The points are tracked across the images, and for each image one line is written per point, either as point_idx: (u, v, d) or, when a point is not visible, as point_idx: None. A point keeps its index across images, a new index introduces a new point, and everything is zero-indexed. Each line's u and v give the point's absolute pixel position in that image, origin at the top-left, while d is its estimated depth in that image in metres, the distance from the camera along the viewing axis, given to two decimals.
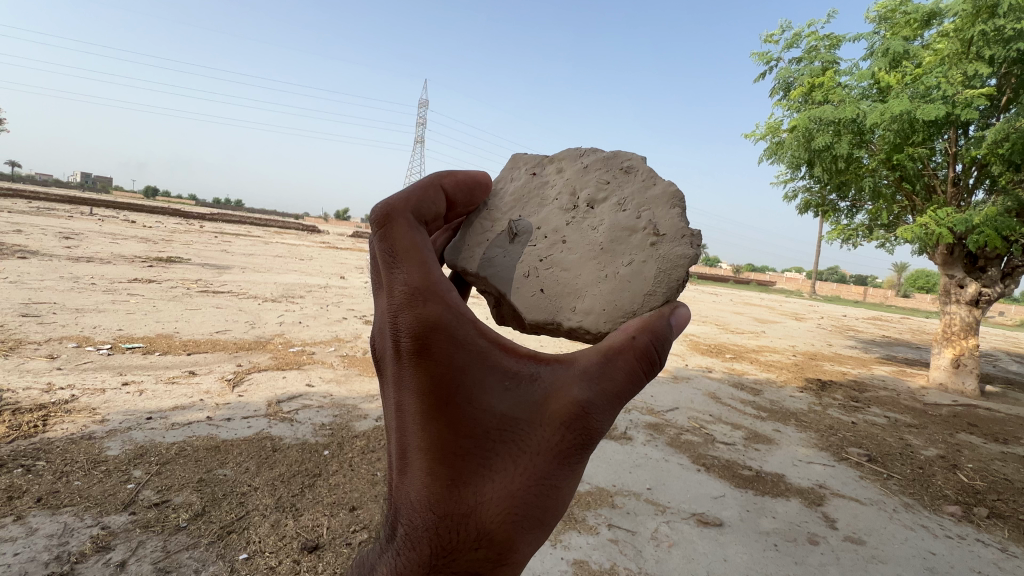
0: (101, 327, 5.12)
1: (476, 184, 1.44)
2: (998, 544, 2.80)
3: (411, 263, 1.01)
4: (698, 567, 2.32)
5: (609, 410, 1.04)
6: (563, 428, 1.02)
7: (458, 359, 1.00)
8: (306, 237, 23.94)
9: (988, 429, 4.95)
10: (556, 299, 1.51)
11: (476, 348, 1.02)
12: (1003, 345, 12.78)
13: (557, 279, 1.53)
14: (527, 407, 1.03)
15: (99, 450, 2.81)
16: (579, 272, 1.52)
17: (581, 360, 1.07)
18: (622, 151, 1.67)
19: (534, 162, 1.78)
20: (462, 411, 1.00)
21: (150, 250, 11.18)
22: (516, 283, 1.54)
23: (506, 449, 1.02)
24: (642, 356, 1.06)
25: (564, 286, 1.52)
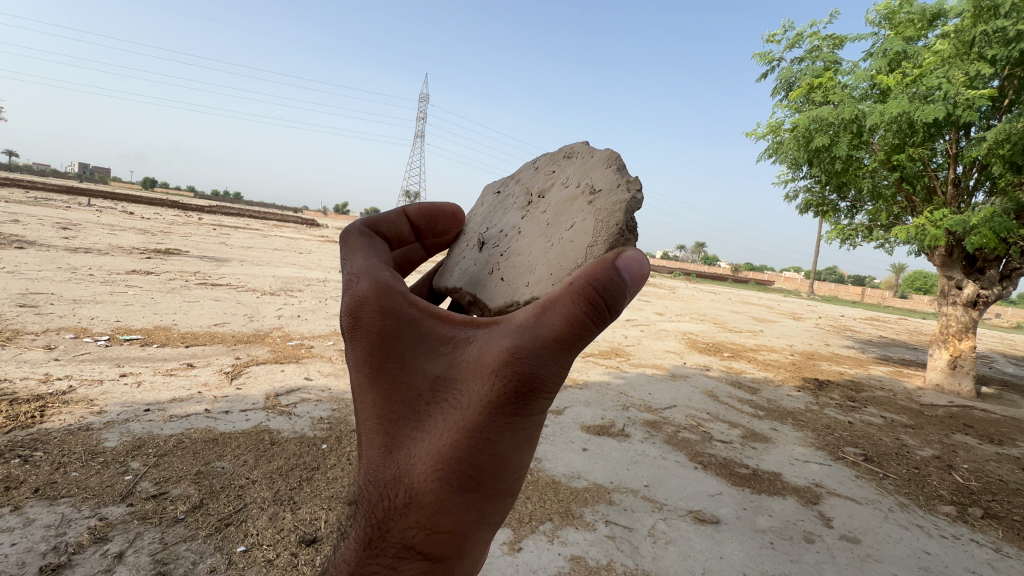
0: (99, 318, 5.11)
1: (439, 212, 1.64)
2: (992, 544, 2.83)
3: (355, 256, 1.17)
4: (694, 564, 2.33)
5: (541, 360, 0.95)
6: (491, 381, 0.96)
7: (386, 325, 1.05)
8: (305, 230, 23.92)
9: (983, 430, 4.98)
10: (512, 280, 1.42)
11: (406, 316, 1.06)
12: (999, 347, 12.85)
13: (514, 264, 1.47)
14: (458, 368, 1.01)
15: (97, 442, 2.80)
16: (532, 252, 1.45)
17: (515, 317, 1.01)
18: (565, 145, 1.72)
19: (498, 185, 1.89)
20: (396, 377, 1.05)
21: (148, 241, 11.15)
22: (481, 280, 1.50)
23: (438, 410, 1.02)
24: (574, 300, 0.96)
25: (519, 268, 1.44)
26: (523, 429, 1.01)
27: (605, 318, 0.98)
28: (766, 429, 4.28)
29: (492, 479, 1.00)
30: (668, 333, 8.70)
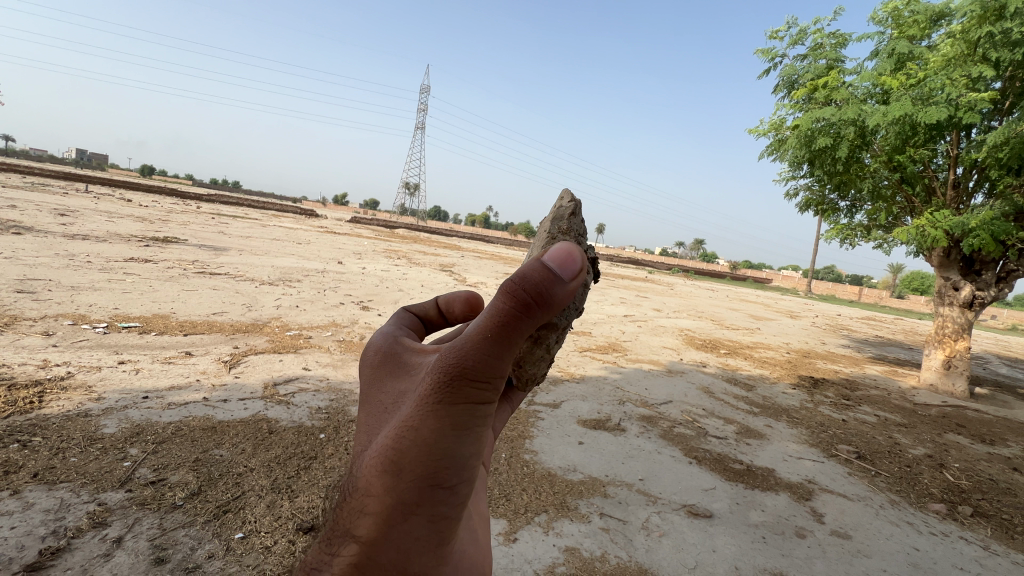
0: (97, 305, 5.11)
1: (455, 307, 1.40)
2: (981, 541, 2.87)
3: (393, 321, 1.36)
4: (687, 557, 2.36)
5: (465, 350, 0.87)
6: (426, 377, 0.91)
7: (376, 358, 1.12)
8: (304, 221, 23.87)
9: (975, 430, 5.03)
10: None
11: (394, 349, 1.13)
12: (993, 348, 12.98)
13: None
14: (414, 378, 0.98)
15: (95, 428, 2.81)
16: None
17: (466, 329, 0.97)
18: None
19: None
20: (369, 400, 1.06)
21: (146, 229, 11.11)
22: None
23: (388, 415, 0.96)
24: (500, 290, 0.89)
25: None
26: (457, 424, 0.89)
27: (539, 303, 0.87)
28: (761, 425, 4.32)
29: (417, 477, 0.86)
30: (666, 329, 8.71)
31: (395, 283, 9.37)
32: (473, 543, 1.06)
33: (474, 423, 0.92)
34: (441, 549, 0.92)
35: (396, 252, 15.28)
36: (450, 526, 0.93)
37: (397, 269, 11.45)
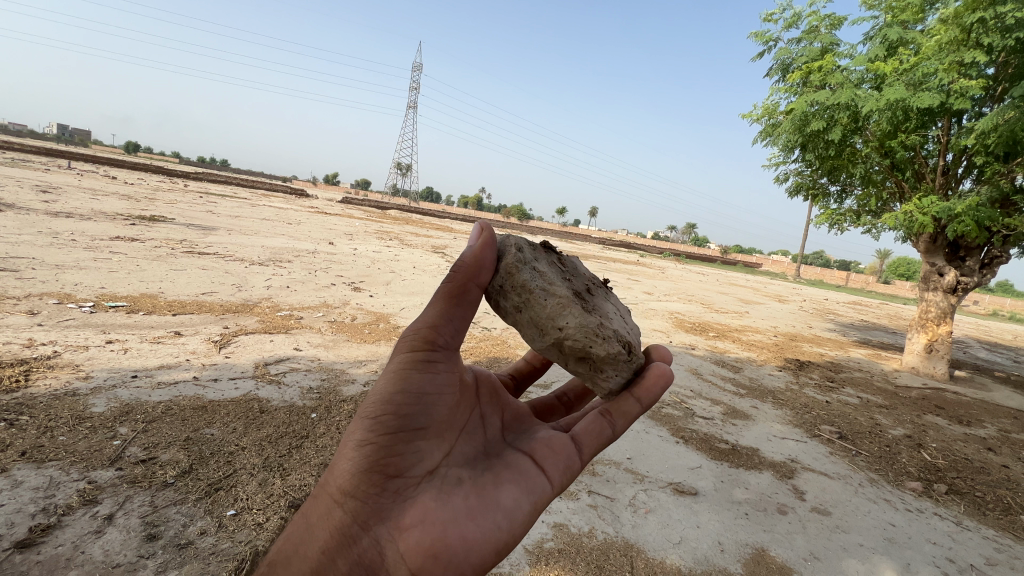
0: (83, 284, 5.03)
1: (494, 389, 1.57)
2: (954, 517, 2.98)
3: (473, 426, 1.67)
4: (672, 532, 2.42)
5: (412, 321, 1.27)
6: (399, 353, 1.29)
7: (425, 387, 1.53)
8: (294, 200, 23.51)
9: (953, 411, 5.18)
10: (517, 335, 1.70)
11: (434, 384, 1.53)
12: (973, 332, 13.33)
13: None
14: None
15: (84, 407, 2.80)
16: None
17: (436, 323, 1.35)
18: None
19: None
20: None
21: (131, 207, 10.89)
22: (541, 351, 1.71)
23: None
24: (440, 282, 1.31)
25: None
26: (393, 370, 1.20)
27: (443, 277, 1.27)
28: (747, 406, 4.41)
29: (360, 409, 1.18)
30: (656, 312, 8.78)
31: (386, 264, 9.32)
32: (444, 504, 1.13)
33: (411, 370, 1.21)
34: (384, 481, 1.12)
35: (387, 233, 15.15)
36: (395, 464, 1.13)
37: (388, 250, 11.37)
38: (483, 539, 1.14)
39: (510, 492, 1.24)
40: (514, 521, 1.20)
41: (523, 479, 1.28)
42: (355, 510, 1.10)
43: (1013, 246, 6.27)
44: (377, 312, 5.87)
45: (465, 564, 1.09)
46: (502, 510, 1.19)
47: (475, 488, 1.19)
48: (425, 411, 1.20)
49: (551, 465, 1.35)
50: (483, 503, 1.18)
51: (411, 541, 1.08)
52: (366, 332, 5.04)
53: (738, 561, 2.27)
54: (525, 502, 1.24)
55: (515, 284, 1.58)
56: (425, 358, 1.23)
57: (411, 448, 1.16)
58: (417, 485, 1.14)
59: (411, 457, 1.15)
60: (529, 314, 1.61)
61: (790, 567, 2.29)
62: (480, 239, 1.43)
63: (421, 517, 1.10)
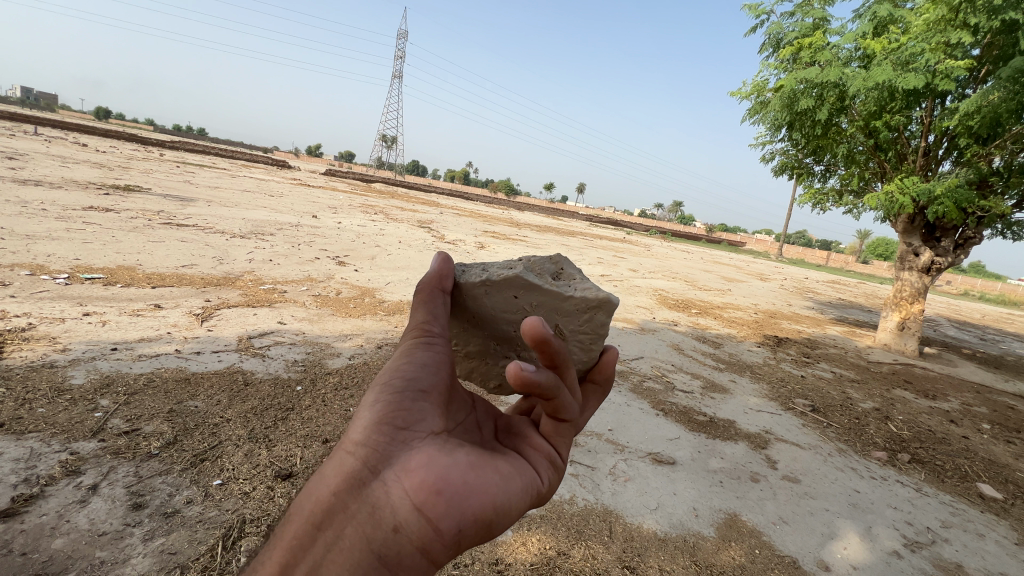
0: (57, 256, 4.89)
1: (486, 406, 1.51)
2: (914, 484, 3.14)
3: None
4: (649, 499, 2.52)
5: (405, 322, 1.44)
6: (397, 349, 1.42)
7: None
8: (275, 172, 22.90)
9: (920, 386, 5.42)
10: (499, 288, 1.65)
11: None
12: (943, 311, 13.82)
13: (508, 305, 1.69)
14: None
15: (62, 378, 2.77)
16: (500, 308, 1.70)
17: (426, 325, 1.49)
18: None
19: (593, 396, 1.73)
20: None
21: (104, 176, 10.50)
22: (525, 289, 1.67)
23: None
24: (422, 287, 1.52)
25: (500, 302, 1.69)
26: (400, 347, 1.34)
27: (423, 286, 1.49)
28: (726, 380, 4.55)
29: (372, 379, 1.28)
30: (641, 289, 8.87)
31: (372, 238, 9.21)
32: (449, 452, 1.13)
33: (416, 348, 1.34)
34: (393, 431, 1.15)
35: (372, 207, 14.92)
36: (402, 416, 1.17)
37: (373, 223, 11.22)
38: (487, 490, 1.12)
39: (507, 463, 1.23)
40: (515, 487, 1.19)
41: (517, 461, 1.29)
42: (366, 456, 1.11)
43: (986, 227, 6.45)
44: (362, 287, 5.83)
45: (468, 510, 1.06)
46: (503, 473, 1.18)
47: (477, 451, 1.20)
48: (428, 378, 1.28)
49: (543, 462, 1.37)
50: (485, 462, 1.17)
51: (417, 481, 1.06)
52: (351, 306, 5.01)
53: (711, 526, 2.38)
54: (521, 478, 1.23)
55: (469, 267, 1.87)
56: (426, 341, 1.37)
57: (417, 406, 1.20)
58: (423, 438, 1.16)
59: (418, 411, 1.19)
60: (495, 266, 1.77)
61: (760, 530, 2.41)
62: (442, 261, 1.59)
63: (426, 461, 1.10)
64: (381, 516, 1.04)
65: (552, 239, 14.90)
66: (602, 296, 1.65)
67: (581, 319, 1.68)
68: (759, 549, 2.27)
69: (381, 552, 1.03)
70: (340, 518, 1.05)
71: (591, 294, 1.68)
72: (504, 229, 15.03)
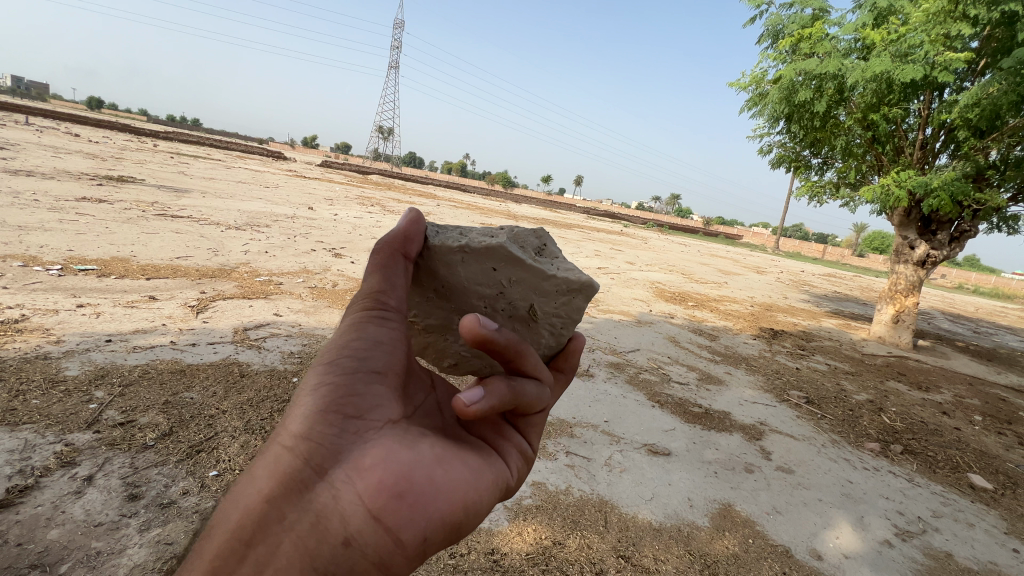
0: (49, 247, 4.84)
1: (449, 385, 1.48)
2: (906, 475, 3.18)
3: None
4: (644, 490, 2.54)
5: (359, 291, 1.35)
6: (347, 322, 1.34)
7: None
8: (271, 163, 22.72)
9: (913, 378, 5.47)
10: (480, 259, 1.57)
11: None
12: (937, 304, 13.93)
13: (486, 279, 1.61)
14: None
15: (56, 370, 2.76)
16: (475, 282, 1.61)
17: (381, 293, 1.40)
18: None
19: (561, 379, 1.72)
20: None
21: (97, 167, 10.39)
22: (507, 264, 1.59)
23: None
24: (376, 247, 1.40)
25: (477, 275, 1.60)
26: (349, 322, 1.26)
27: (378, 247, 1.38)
28: (721, 372, 4.58)
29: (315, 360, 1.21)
30: (638, 282, 8.87)
31: (369, 230, 9.18)
32: (407, 447, 1.10)
33: (367, 321, 1.26)
34: (342, 421, 1.10)
35: (369, 199, 14.85)
36: (353, 406, 1.12)
37: (370, 216, 11.17)
38: (449, 487, 1.10)
39: (472, 456, 1.23)
40: (478, 480, 1.18)
41: (480, 452, 1.27)
42: (310, 451, 1.06)
43: (982, 221, 6.48)
44: (359, 279, 5.81)
45: (429, 508, 1.05)
46: (465, 468, 1.17)
47: (440, 443, 1.18)
48: (383, 360, 1.23)
49: (511, 454, 1.36)
50: (446, 456, 1.15)
51: (372, 481, 1.02)
52: (347, 298, 5.00)
53: (705, 516, 2.40)
54: (484, 471, 1.22)
55: (443, 230, 1.74)
56: (379, 314, 1.29)
57: (370, 395, 1.15)
58: (377, 430, 1.12)
59: (371, 400, 1.15)
60: (474, 234, 1.67)
61: (753, 520, 2.43)
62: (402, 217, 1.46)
63: (382, 458, 1.06)
64: (328, 521, 0.99)
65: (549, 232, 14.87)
66: (582, 281, 1.65)
67: (558, 300, 1.66)
68: (753, 538, 2.29)
69: (326, 568, 0.97)
70: (281, 525, 0.99)
71: (573, 280, 1.65)
72: (501, 222, 14.99)
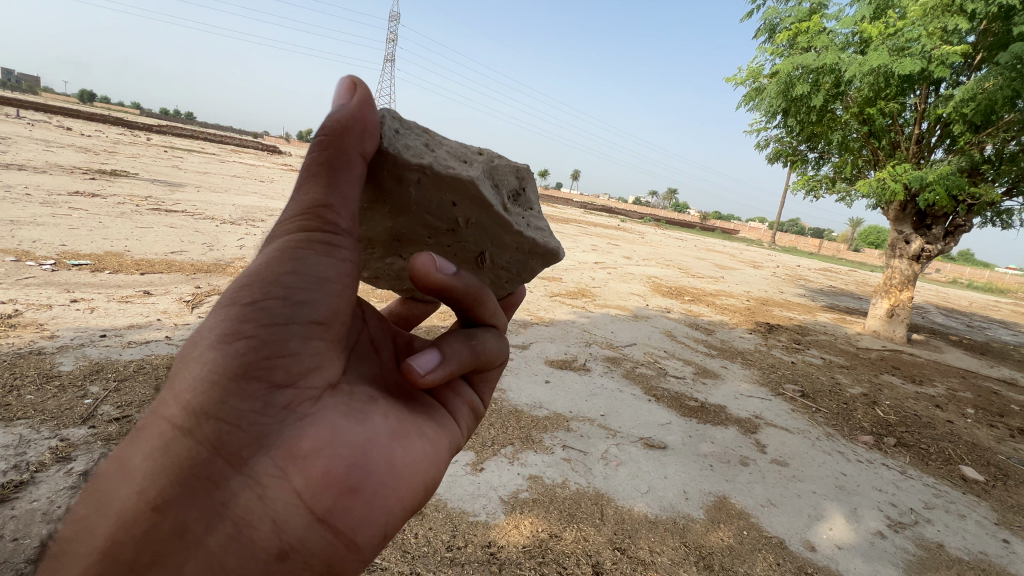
0: (43, 242, 4.80)
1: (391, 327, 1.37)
2: (899, 467, 3.21)
3: None
4: (640, 483, 2.55)
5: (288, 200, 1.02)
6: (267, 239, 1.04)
7: None
8: (266, 157, 22.57)
9: (907, 371, 5.51)
10: (448, 195, 1.34)
11: None
12: (932, 299, 14.04)
13: (448, 215, 1.40)
14: None
15: (51, 365, 2.74)
16: (434, 215, 1.40)
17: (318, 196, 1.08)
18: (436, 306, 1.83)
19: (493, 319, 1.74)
20: None
21: (91, 161, 10.30)
22: (479, 210, 1.39)
23: None
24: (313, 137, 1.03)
25: (439, 208, 1.38)
26: (272, 251, 0.97)
27: (318, 136, 1.00)
28: (717, 366, 4.60)
29: (225, 302, 0.94)
30: (635, 276, 8.88)
31: None
32: (356, 427, 0.99)
33: (304, 251, 0.97)
34: (267, 394, 0.92)
35: None
36: (283, 373, 0.93)
37: None
38: (408, 468, 1.03)
39: (424, 419, 1.15)
40: (437, 455, 1.12)
41: (435, 419, 1.20)
42: (224, 431, 0.88)
43: (976, 216, 6.51)
44: None
45: (384, 499, 0.98)
46: (423, 442, 1.10)
47: (396, 413, 1.09)
48: (322, 303, 0.98)
49: (463, 415, 1.31)
50: (401, 434, 1.06)
51: (318, 473, 0.91)
52: None
53: (700, 508, 2.42)
54: (441, 442, 1.17)
55: (402, 124, 1.39)
56: (323, 238, 0.99)
57: (306, 358, 0.96)
58: (317, 403, 0.97)
59: (307, 363, 0.96)
60: (444, 153, 1.40)
61: (748, 512, 2.45)
62: (354, 93, 1.05)
63: (328, 443, 0.94)
64: (253, 523, 0.87)
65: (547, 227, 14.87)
66: (550, 250, 1.56)
67: (515, 257, 1.57)
68: (747, 530, 2.31)
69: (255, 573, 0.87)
70: (189, 526, 0.84)
71: (542, 246, 1.55)
72: None
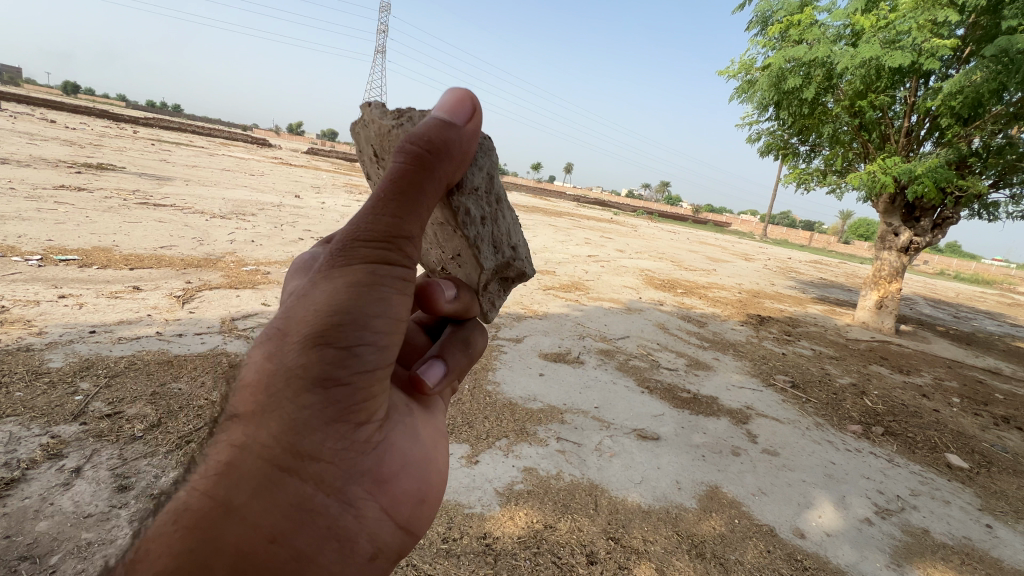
0: (28, 237, 4.72)
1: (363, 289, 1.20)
2: (886, 455, 3.27)
3: None
4: (634, 473, 2.58)
5: (364, 209, 0.82)
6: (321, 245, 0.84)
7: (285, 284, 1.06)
8: (256, 150, 22.31)
9: (895, 362, 5.60)
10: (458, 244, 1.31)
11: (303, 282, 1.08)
12: (920, 290, 14.23)
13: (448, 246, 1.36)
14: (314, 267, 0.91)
15: (39, 362, 2.71)
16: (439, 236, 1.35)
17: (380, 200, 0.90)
18: None
19: None
20: None
21: (76, 154, 10.12)
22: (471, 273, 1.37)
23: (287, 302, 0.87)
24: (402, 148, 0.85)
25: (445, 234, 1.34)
26: (358, 284, 0.79)
27: (411, 151, 0.84)
28: (709, 358, 4.64)
29: (305, 334, 0.76)
30: (627, 269, 8.91)
31: None
32: (422, 442, 0.95)
33: (388, 280, 0.82)
34: (353, 431, 0.80)
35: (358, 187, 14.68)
36: (366, 408, 0.82)
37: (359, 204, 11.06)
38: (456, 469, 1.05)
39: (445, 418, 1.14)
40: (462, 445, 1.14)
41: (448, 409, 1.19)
42: (317, 476, 0.76)
43: (963, 208, 6.60)
44: None
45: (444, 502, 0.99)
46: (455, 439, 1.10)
47: (434, 419, 1.06)
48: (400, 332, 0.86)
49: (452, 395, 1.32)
50: (443, 437, 1.04)
51: (407, 496, 0.88)
52: None
53: (693, 497, 2.46)
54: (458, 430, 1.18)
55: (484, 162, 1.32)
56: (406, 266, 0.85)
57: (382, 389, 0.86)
58: (392, 427, 0.89)
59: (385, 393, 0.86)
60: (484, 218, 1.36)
61: (739, 501, 2.49)
62: (471, 120, 0.94)
63: (410, 466, 0.90)
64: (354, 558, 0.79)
65: (540, 220, 14.86)
66: None
67: None
68: (738, 519, 2.35)
69: None
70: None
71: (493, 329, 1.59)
72: None
